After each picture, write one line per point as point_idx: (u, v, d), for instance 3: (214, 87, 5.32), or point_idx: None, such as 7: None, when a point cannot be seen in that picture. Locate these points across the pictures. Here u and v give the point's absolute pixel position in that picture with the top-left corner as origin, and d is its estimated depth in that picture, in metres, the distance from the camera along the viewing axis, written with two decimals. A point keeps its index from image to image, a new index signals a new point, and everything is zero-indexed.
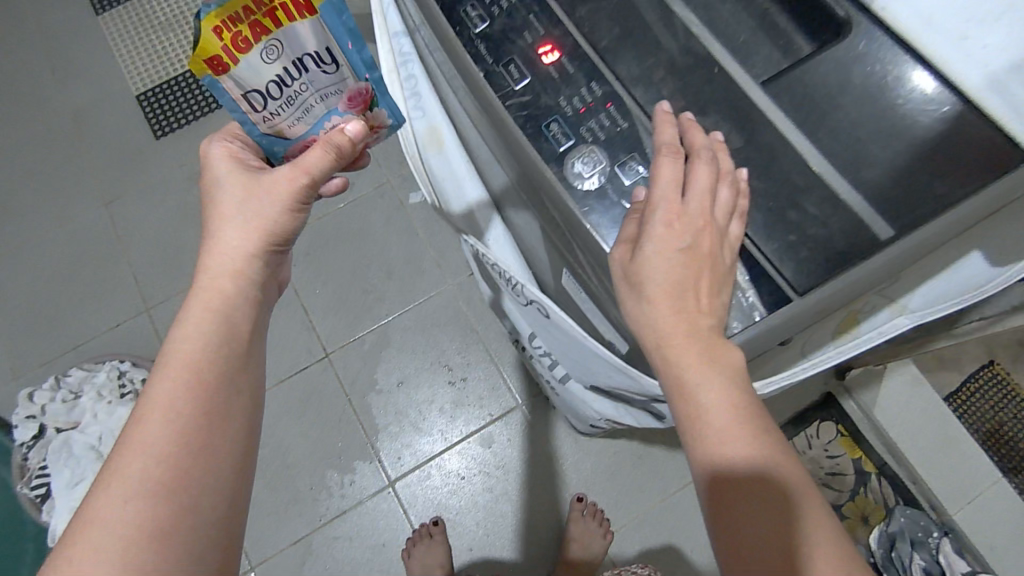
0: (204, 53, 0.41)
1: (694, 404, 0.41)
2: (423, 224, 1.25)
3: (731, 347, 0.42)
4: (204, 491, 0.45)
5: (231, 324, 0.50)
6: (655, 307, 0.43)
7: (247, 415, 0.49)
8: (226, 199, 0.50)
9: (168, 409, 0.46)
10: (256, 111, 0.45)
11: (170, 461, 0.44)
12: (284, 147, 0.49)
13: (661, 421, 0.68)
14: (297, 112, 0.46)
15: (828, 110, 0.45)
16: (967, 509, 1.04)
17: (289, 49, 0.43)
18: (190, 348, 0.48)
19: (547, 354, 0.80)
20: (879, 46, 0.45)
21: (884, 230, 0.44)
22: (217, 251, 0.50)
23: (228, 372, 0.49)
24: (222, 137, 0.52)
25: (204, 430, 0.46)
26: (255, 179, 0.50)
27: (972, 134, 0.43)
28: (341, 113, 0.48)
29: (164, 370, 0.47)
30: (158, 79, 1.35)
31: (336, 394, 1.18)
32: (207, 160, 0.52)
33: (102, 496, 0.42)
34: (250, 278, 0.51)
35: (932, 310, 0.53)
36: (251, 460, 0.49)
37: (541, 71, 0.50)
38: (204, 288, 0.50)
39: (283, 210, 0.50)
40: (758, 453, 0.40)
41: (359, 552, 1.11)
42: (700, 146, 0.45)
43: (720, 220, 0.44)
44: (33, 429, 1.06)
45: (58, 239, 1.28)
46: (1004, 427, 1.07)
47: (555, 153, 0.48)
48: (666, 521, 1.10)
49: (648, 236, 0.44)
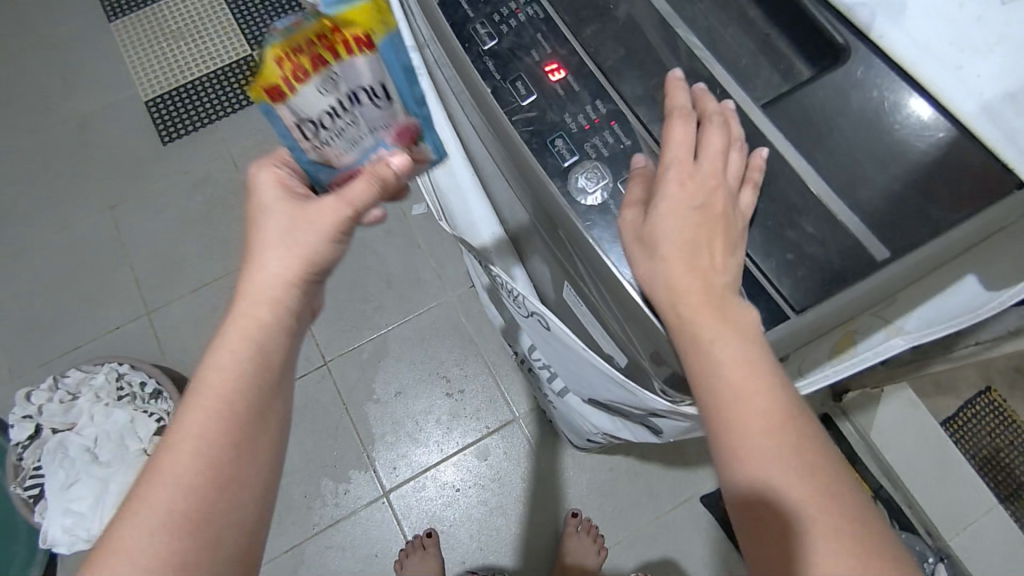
0: (264, 81, 0.42)
1: (710, 361, 0.42)
2: (425, 236, 1.27)
3: (744, 306, 0.43)
4: (224, 527, 0.44)
5: (267, 355, 0.49)
6: (668, 264, 0.44)
7: (275, 447, 0.49)
8: (272, 226, 0.49)
9: (198, 440, 0.45)
10: (306, 139, 0.44)
11: (195, 494, 0.44)
12: (329, 175, 0.48)
13: (657, 435, 0.69)
14: (345, 144, 0.45)
15: (827, 132, 0.46)
16: (962, 534, 1.03)
17: (344, 81, 0.43)
18: (225, 377, 0.47)
19: (546, 366, 0.81)
20: (877, 72, 0.46)
21: (880, 251, 0.44)
22: (258, 277, 0.49)
23: (261, 403, 0.48)
24: (272, 162, 0.51)
25: (231, 464, 0.45)
26: (302, 207, 0.49)
27: (966, 160, 0.44)
28: (388, 147, 0.47)
29: (198, 397, 0.46)
30: (167, 86, 1.37)
31: (333, 402, 1.18)
32: (255, 186, 0.50)
33: (128, 525, 0.43)
34: (288, 307, 0.50)
35: (927, 332, 0.54)
36: (274, 490, 0.49)
37: (547, 88, 0.51)
38: (241, 316, 0.49)
39: (325, 241, 0.49)
40: (774, 406, 0.41)
41: (351, 562, 1.10)
42: (710, 112, 0.47)
43: (730, 181, 0.46)
44: (29, 429, 1.05)
45: (63, 241, 1.29)
46: (1001, 454, 1.04)
47: (559, 168, 0.49)
48: (660, 538, 1.09)
49: (661, 195, 0.45)
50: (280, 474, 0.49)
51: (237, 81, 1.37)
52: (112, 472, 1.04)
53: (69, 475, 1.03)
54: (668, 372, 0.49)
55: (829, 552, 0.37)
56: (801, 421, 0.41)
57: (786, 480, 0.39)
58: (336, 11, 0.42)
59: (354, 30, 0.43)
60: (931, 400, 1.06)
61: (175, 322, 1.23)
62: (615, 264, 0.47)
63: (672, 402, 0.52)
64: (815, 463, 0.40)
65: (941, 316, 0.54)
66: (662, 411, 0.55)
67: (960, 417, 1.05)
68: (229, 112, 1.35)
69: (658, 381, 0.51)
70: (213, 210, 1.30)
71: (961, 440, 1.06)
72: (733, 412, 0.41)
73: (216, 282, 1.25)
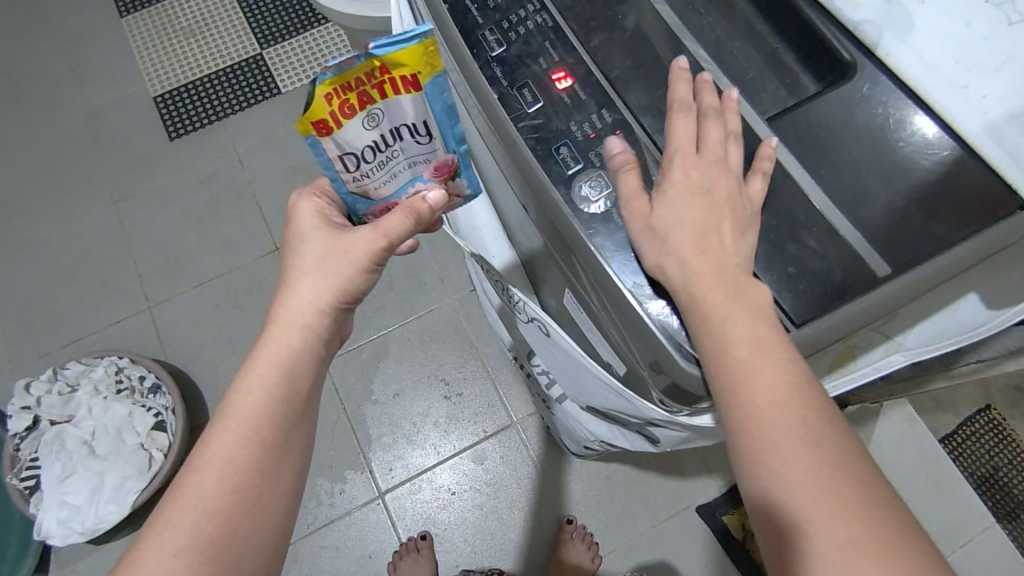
0: (313, 116, 0.43)
1: (721, 339, 0.42)
2: (428, 239, 1.27)
3: (756, 283, 0.44)
4: (245, 552, 0.45)
5: (295, 381, 0.50)
6: (677, 253, 0.45)
7: (296, 473, 0.50)
8: (308, 253, 0.51)
9: (225, 464, 0.46)
10: (348, 171, 0.47)
11: (219, 518, 0.45)
12: (367, 207, 0.51)
13: (654, 445, 0.69)
14: (384, 175, 0.49)
15: (831, 147, 0.47)
16: (959, 551, 1.02)
17: (388, 119, 0.46)
18: (253, 402, 0.48)
19: (545, 372, 0.81)
20: (882, 89, 0.46)
21: (881, 267, 0.44)
22: (290, 305, 0.51)
23: (285, 428, 0.49)
24: (311, 191, 0.53)
25: (255, 489, 0.46)
26: (338, 238, 0.51)
27: (970, 179, 0.44)
28: (425, 180, 0.51)
29: (226, 421, 0.48)
30: (176, 82, 1.38)
31: (331, 402, 1.18)
32: (294, 214, 0.52)
33: (151, 546, 0.43)
34: (317, 334, 0.52)
35: (926, 350, 0.54)
36: (293, 516, 0.50)
37: (553, 96, 0.51)
38: (272, 342, 0.50)
39: (358, 271, 0.51)
40: (782, 378, 0.41)
41: (344, 563, 1.10)
42: (710, 104, 0.48)
43: (735, 165, 0.47)
44: (27, 420, 1.05)
45: (68, 233, 1.29)
46: (999, 475, 1.04)
47: (564, 176, 0.50)
48: (654, 548, 1.09)
49: (668, 184, 0.46)
50: (298, 501, 0.50)
51: (245, 80, 1.37)
52: (108, 465, 1.04)
53: (65, 468, 1.03)
54: (666, 382, 0.49)
55: (836, 518, 0.38)
56: (811, 394, 0.41)
57: (794, 449, 0.40)
58: (385, 52, 0.42)
59: (403, 70, 0.44)
60: (931, 417, 1.08)
61: (176, 317, 1.23)
62: (617, 273, 0.48)
63: (669, 412, 0.52)
64: (824, 434, 0.40)
65: (941, 335, 0.54)
66: (660, 421, 0.55)
67: (960, 434, 1.07)
68: (236, 110, 1.36)
69: (657, 391, 0.51)
70: (217, 207, 1.30)
71: (959, 457, 1.06)
72: (744, 386, 0.41)
73: (218, 279, 1.26)
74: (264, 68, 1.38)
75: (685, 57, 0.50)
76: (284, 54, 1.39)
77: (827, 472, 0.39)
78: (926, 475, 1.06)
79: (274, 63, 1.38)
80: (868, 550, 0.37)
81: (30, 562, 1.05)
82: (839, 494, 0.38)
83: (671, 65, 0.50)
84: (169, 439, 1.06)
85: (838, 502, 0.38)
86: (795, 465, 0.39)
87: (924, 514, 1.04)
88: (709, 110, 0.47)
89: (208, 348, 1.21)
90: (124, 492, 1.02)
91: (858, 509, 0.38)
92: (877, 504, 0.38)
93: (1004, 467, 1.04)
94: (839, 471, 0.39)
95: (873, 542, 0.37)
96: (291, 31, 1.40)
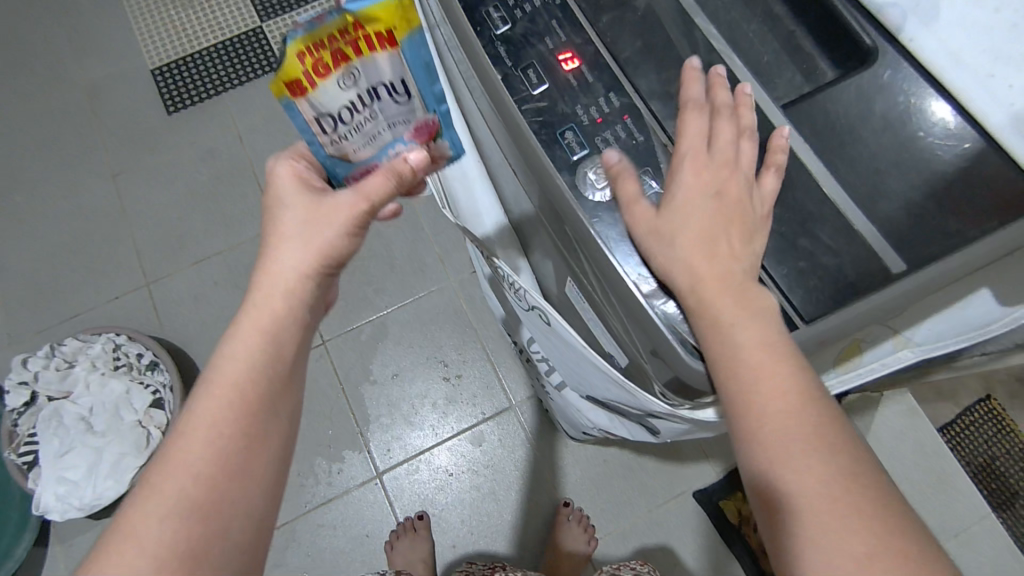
0: (286, 77, 0.44)
1: (731, 344, 0.41)
2: (429, 218, 1.26)
3: (762, 290, 0.43)
4: (234, 516, 0.44)
5: (277, 346, 0.49)
6: (680, 255, 0.44)
7: (283, 439, 0.49)
8: (289, 219, 0.51)
9: (211, 430, 0.45)
10: (325, 133, 0.48)
11: (206, 483, 0.44)
12: (348, 170, 0.51)
13: (653, 435, 0.68)
14: (362, 139, 0.49)
15: (847, 138, 0.45)
16: (954, 541, 1.02)
17: (365, 78, 0.46)
18: (238, 368, 0.48)
19: (544, 359, 0.80)
20: (904, 77, 0.44)
21: (896, 263, 0.43)
22: (273, 270, 0.50)
23: (272, 395, 0.48)
24: (289, 155, 0.52)
25: (241, 455, 0.46)
26: (318, 202, 0.51)
27: (991, 172, 0.43)
28: (406, 142, 0.51)
29: (210, 384, 0.47)
30: (174, 55, 1.35)
31: (330, 382, 1.17)
32: (272, 177, 0.52)
33: (137, 512, 0.42)
34: (302, 297, 0.51)
35: (937, 345, 0.53)
36: (281, 483, 0.49)
37: (560, 78, 0.49)
38: (255, 308, 0.50)
39: (343, 234, 0.51)
40: (797, 386, 0.40)
41: (341, 541, 1.10)
42: (722, 100, 0.47)
43: (745, 166, 0.46)
44: (24, 396, 1.04)
45: (65, 208, 1.27)
46: (996, 463, 1.04)
47: (569, 162, 0.48)
48: (650, 533, 1.09)
49: (674, 185, 0.46)
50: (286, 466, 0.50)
51: (245, 53, 1.34)
52: (106, 442, 1.03)
53: (63, 444, 1.03)
54: (668, 375, 0.48)
55: (862, 522, 0.36)
56: (819, 398, 0.40)
57: (806, 456, 0.38)
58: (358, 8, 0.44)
59: (376, 26, 0.45)
60: (931, 406, 1.08)
61: (174, 293, 1.22)
62: (620, 262, 0.46)
63: (670, 405, 0.51)
64: (836, 440, 0.39)
65: (953, 331, 0.52)
66: (660, 413, 0.54)
67: (958, 424, 1.06)
68: (235, 84, 1.33)
69: (658, 383, 0.50)
70: (216, 182, 1.28)
71: (957, 447, 1.07)
72: (752, 394, 0.41)
73: (218, 255, 1.24)
74: (264, 42, 1.35)
75: (696, 57, 0.48)
76: (285, 26, 1.35)
77: (840, 479, 0.38)
78: (927, 467, 1.06)
79: (274, 36, 1.35)
80: (880, 574, 0.35)
81: (29, 536, 1.04)
82: (853, 501, 0.37)
83: (682, 65, 0.49)
84: (168, 417, 1.06)
85: (851, 506, 0.37)
86: (807, 472, 0.38)
87: (922, 506, 1.04)
88: (721, 109, 0.46)
89: (209, 325, 1.21)
90: (123, 468, 1.02)
91: (873, 514, 0.37)
92: (890, 512, 0.37)
93: (1000, 454, 1.03)
94: (857, 476, 0.38)
95: (888, 564, 0.35)
96: (292, 3, 1.37)
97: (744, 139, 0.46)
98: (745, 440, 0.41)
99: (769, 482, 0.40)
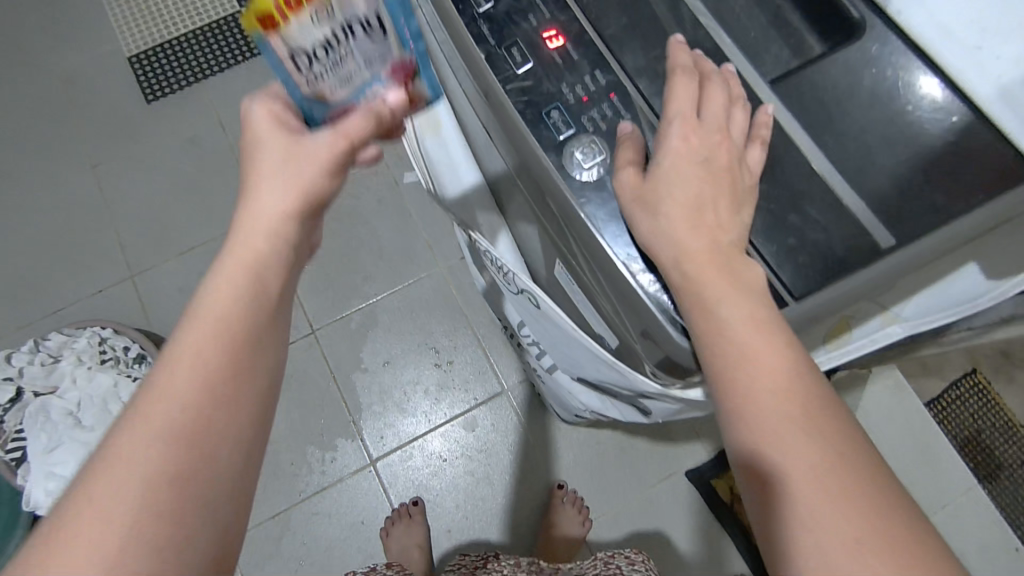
0: (257, 10, 0.40)
1: (717, 323, 0.41)
2: (416, 205, 1.24)
3: (750, 264, 0.42)
4: (224, 447, 0.39)
5: (262, 280, 0.44)
6: (672, 224, 0.43)
7: (275, 370, 0.44)
8: (267, 157, 0.45)
9: (196, 357, 0.40)
10: (299, 72, 0.43)
11: (194, 410, 0.39)
12: (325, 112, 0.46)
13: (645, 415, 0.68)
14: (338, 79, 0.43)
15: (835, 113, 0.45)
16: (941, 512, 1.04)
17: (339, 11, 0.40)
18: (224, 296, 0.43)
19: (535, 342, 0.80)
20: (892, 50, 0.44)
21: (885, 238, 0.43)
22: (253, 210, 0.45)
23: (260, 322, 0.43)
24: (264, 94, 0.47)
25: (230, 383, 0.41)
26: (298, 140, 0.45)
27: (978, 145, 0.42)
28: (383, 82, 0.45)
29: (193, 323, 0.42)
30: (151, 42, 1.32)
31: (320, 371, 1.17)
32: (246, 116, 0.46)
33: (122, 439, 0.38)
34: (287, 238, 0.46)
35: (924, 321, 0.53)
36: (271, 418, 0.43)
37: (544, 56, 0.49)
38: (238, 242, 0.44)
39: (325, 173, 0.46)
40: (785, 365, 0.40)
41: (336, 529, 1.10)
42: (711, 72, 0.46)
43: (739, 136, 0.45)
44: (9, 392, 1.02)
45: (44, 201, 1.25)
46: (982, 436, 1.06)
47: (555, 141, 0.47)
48: (643, 513, 1.10)
49: (665, 150, 0.44)
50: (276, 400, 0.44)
51: (225, 39, 1.32)
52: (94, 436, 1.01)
53: (52, 439, 1.01)
54: (658, 355, 0.48)
55: (849, 503, 0.36)
56: (806, 377, 0.40)
57: (794, 437, 0.38)
58: None
59: None
60: (918, 381, 1.09)
61: (160, 285, 1.21)
62: (609, 244, 0.46)
63: (661, 385, 0.51)
64: (823, 420, 0.39)
65: (940, 307, 0.53)
66: (652, 393, 0.54)
67: (944, 399, 1.08)
68: (215, 71, 1.31)
69: (649, 363, 0.50)
70: (199, 171, 1.26)
71: (944, 421, 1.08)
72: (739, 374, 0.40)
73: (203, 246, 1.22)
74: (244, 28, 1.32)
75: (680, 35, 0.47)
76: None
77: (828, 459, 0.37)
78: (916, 441, 1.07)
79: None
80: (866, 554, 0.35)
81: (20, 533, 1.03)
82: (841, 481, 0.37)
83: (667, 42, 0.47)
84: None
85: (839, 487, 0.37)
86: (794, 453, 0.38)
87: (911, 479, 1.05)
88: (712, 79, 0.45)
89: None
90: None
91: (860, 493, 0.36)
92: (877, 492, 0.37)
93: (989, 428, 1.05)
94: (845, 456, 0.38)
95: (872, 542, 0.35)
96: None
97: (737, 109, 0.45)
98: (732, 421, 0.40)
99: (755, 463, 0.39)
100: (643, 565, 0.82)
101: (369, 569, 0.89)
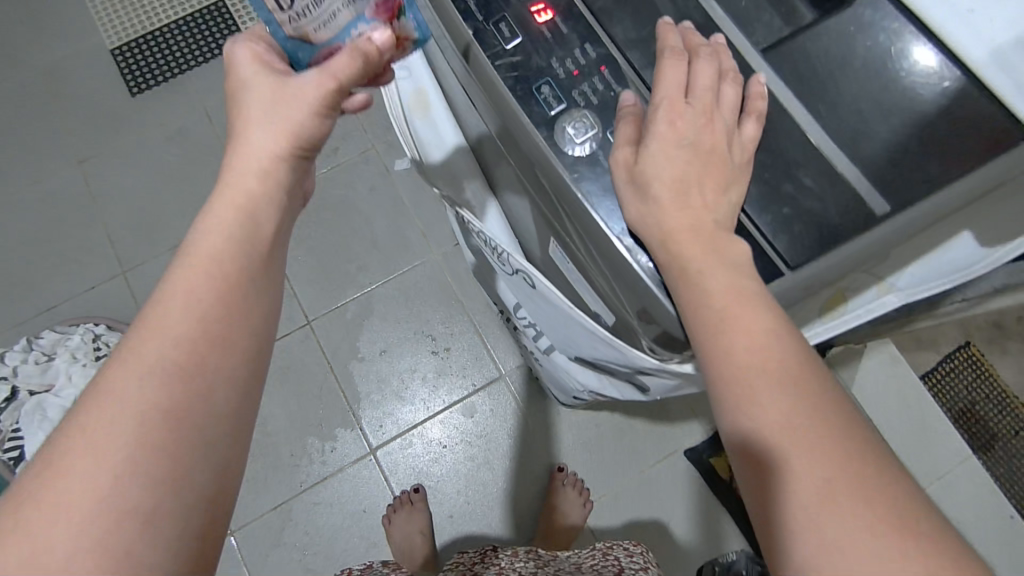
0: None
1: (700, 290, 0.41)
2: (408, 192, 1.24)
3: (734, 240, 0.42)
4: (218, 385, 0.39)
5: (255, 223, 0.44)
6: (661, 199, 0.42)
7: (269, 316, 0.43)
8: (253, 102, 0.45)
9: (189, 296, 0.40)
10: (281, 10, 0.40)
11: (186, 346, 0.39)
12: (310, 54, 0.44)
13: (643, 393, 0.68)
14: (323, 16, 0.41)
15: (828, 81, 0.44)
16: (937, 483, 1.05)
17: None
18: (214, 240, 0.42)
19: (532, 325, 0.80)
20: (884, 16, 0.44)
21: (880, 205, 0.43)
22: (243, 152, 0.44)
23: (251, 269, 0.43)
24: (248, 37, 0.46)
25: (223, 322, 0.40)
26: (283, 82, 0.44)
27: (972, 110, 0.42)
28: (368, 20, 0.43)
29: (185, 262, 0.41)
30: (133, 34, 1.30)
31: (317, 362, 1.16)
32: (231, 62, 0.46)
33: (114, 373, 0.37)
34: (276, 180, 0.45)
35: (918, 290, 0.53)
36: (265, 366, 0.43)
37: (533, 30, 0.48)
38: (227, 187, 0.44)
39: (312, 114, 0.45)
40: (763, 325, 0.39)
41: (338, 518, 1.10)
42: (700, 44, 0.45)
43: (730, 108, 0.44)
44: (5, 392, 1.03)
45: (32, 197, 1.23)
46: (977, 408, 1.07)
47: (546, 117, 0.47)
48: (643, 493, 1.11)
49: (653, 127, 0.44)
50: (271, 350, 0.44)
51: (209, 29, 1.30)
52: None
53: None
54: (655, 329, 0.47)
55: (827, 456, 0.36)
56: (786, 336, 0.39)
57: (772, 393, 0.37)
58: None
59: None
60: (914, 355, 1.09)
61: (152, 280, 1.20)
62: (604, 220, 0.46)
63: (660, 360, 0.51)
64: (803, 378, 0.38)
65: (934, 275, 0.53)
66: (650, 369, 0.54)
67: (938, 372, 1.09)
68: (200, 62, 1.29)
69: (646, 338, 0.50)
70: (187, 164, 1.25)
71: (938, 394, 1.09)
72: (720, 333, 0.40)
73: None
74: (228, 17, 1.31)
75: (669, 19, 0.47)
76: None
77: (806, 416, 0.37)
78: (912, 414, 1.08)
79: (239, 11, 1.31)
80: (842, 502, 0.34)
81: None
82: (819, 438, 0.36)
83: (654, 25, 0.47)
84: None
85: (817, 442, 0.36)
86: (772, 409, 0.37)
87: (907, 452, 1.06)
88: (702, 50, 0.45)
89: None
90: None
91: (838, 447, 0.36)
92: (855, 447, 0.36)
93: (981, 399, 1.07)
94: (823, 414, 0.37)
95: (851, 493, 0.35)
96: None
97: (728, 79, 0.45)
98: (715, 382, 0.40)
99: (737, 424, 0.38)
100: (641, 557, 0.84)
101: (365, 568, 0.90)
